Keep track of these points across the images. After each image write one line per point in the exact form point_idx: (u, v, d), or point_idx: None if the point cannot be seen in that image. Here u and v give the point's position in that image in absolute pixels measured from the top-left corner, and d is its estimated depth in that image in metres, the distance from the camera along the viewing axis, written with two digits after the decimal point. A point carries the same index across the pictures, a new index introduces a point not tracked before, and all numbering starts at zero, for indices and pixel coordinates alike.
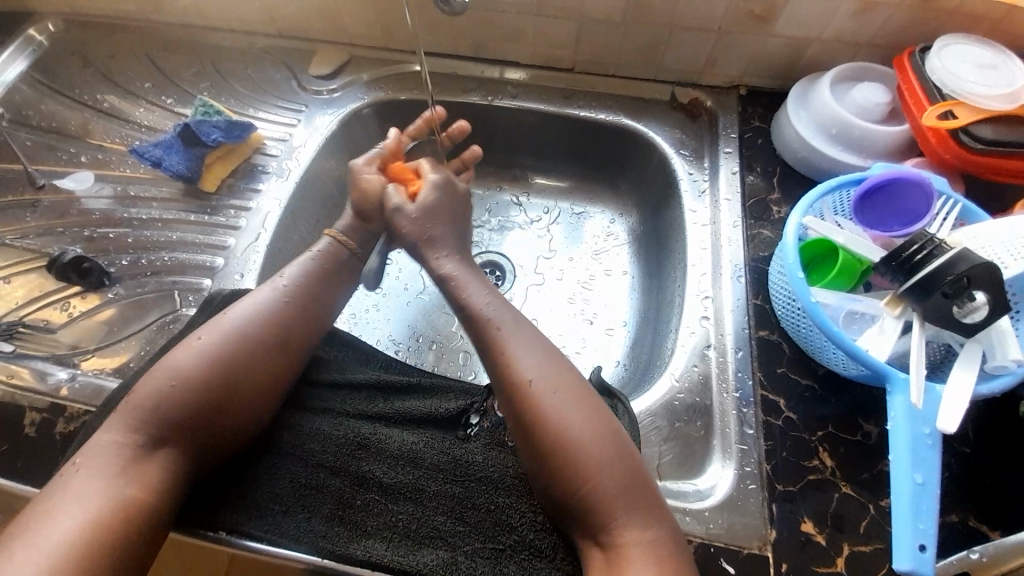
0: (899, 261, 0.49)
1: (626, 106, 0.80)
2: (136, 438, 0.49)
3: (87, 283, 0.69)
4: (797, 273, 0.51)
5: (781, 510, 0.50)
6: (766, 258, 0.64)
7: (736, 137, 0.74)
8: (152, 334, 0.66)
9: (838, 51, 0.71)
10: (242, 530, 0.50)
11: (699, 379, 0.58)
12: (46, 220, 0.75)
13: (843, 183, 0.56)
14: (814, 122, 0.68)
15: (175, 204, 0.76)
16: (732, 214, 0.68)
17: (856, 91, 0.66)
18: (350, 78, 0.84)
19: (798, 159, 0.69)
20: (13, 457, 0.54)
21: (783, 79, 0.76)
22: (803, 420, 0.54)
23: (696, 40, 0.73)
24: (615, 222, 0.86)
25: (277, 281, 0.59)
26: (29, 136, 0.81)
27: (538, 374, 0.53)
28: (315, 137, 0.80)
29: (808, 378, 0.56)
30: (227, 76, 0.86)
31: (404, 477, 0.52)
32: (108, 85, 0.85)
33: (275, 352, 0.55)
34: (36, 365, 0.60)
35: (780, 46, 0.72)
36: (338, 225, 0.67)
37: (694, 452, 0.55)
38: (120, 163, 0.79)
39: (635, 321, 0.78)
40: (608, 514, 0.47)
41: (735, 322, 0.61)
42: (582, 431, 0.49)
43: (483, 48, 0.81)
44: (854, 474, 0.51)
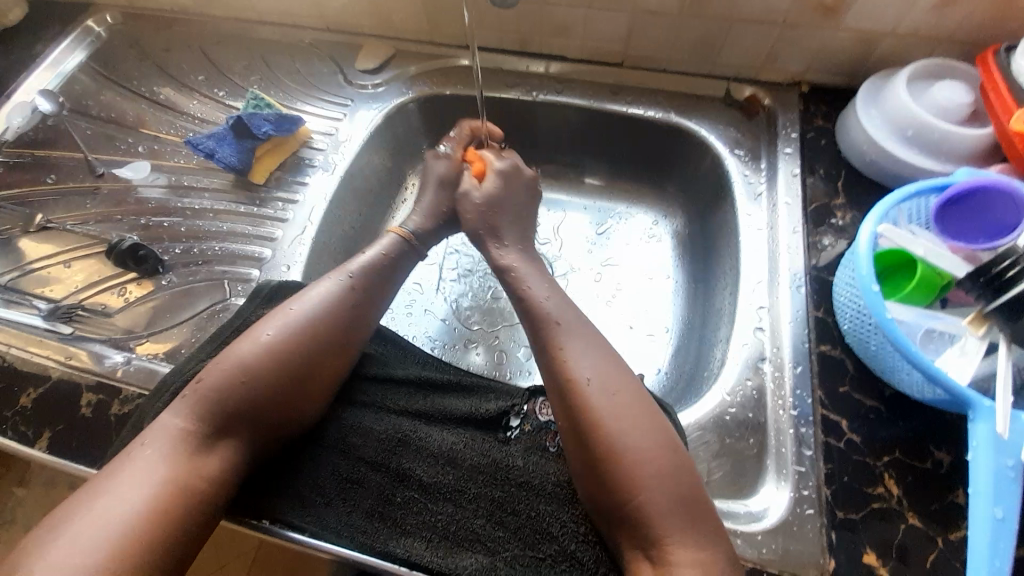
0: (987, 278, 0.47)
1: (677, 103, 0.77)
2: (187, 424, 0.50)
3: (142, 270, 0.71)
4: (870, 286, 0.47)
5: (841, 538, 0.47)
6: (828, 267, 0.60)
7: (797, 137, 0.70)
8: (202, 321, 0.68)
9: (914, 47, 0.66)
10: (285, 520, 0.50)
11: (752, 394, 0.55)
12: (105, 208, 0.78)
13: (923, 190, 0.52)
14: (887, 123, 0.63)
15: (225, 195, 0.78)
16: (792, 219, 0.64)
17: (935, 90, 0.61)
18: (395, 73, 0.84)
19: (866, 162, 0.65)
20: (70, 436, 0.57)
21: (850, 76, 0.72)
22: (866, 443, 0.51)
23: (757, 33, 0.69)
24: (658, 224, 0.83)
25: (339, 277, 0.59)
26: (89, 125, 0.84)
27: (590, 375, 0.51)
28: (360, 131, 0.81)
29: (873, 399, 0.52)
30: (276, 69, 0.87)
31: (444, 478, 0.52)
32: (164, 77, 0.87)
33: (336, 353, 0.56)
34: (94, 347, 0.63)
35: (850, 41, 0.67)
36: (408, 224, 0.68)
37: (745, 470, 0.52)
38: (174, 153, 0.82)
39: (678, 327, 0.75)
40: (660, 530, 0.44)
41: (794, 335, 0.57)
42: (632, 439, 0.47)
43: (529, 43, 0.80)
44: (921, 503, 0.48)
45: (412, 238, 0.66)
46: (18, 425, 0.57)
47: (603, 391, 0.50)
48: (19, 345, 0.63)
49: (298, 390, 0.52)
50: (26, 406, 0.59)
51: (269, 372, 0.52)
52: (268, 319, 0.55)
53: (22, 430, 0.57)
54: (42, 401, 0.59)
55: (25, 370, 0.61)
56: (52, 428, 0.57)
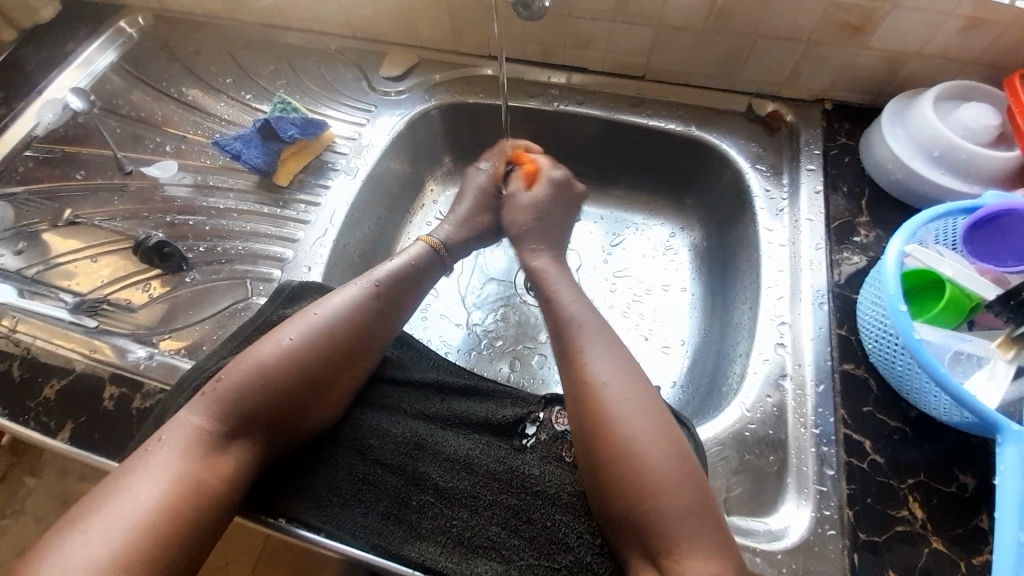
0: (1017, 302, 0.46)
1: (699, 117, 0.77)
2: (208, 419, 0.50)
3: (167, 267, 0.72)
4: (898, 305, 0.47)
5: (863, 560, 0.46)
6: (850, 285, 0.60)
7: (820, 153, 0.70)
8: (223, 318, 0.69)
9: (939, 67, 0.66)
10: (300, 519, 0.50)
11: (773, 410, 0.55)
12: (132, 205, 0.79)
13: (952, 211, 0.52)
14: (912, 142, 0.63)
15: (249, 196, 0.79)
16: (814, 236, 0.64)
17: (963, 110, 0.61)
18: (418, 80, 0.85)
19: (891, 181, 0.65)
20: (91, 429, 0.57)
21: (874, 95, 0.72)
22: (889, 465, 0.50)
23: (782, 50, 0.70)
24: (676, 236, 0.83)
25: (363, 282, 0.60)
26: (119, 124, 0.86)
27: (610, 380, 0.51)
28: (382, 137, 0.82)
29: (897, 420, 0.52)
30: (302, 74, 0.89)
31: (460, 483, 0.51)
32: (192, 79, 0.89)
33: (356, 358, 0.56)
34: (117, 342, 0.64)
35: (875, 60, 0.67)
36: (438, 233, 0.69)
37: (765, 488, 0.52)
38: (200, 154, 0.83)
39: (695, 341, 0.75)
40: (669, 540, 0.44)
41: (816, 352, 0.57)
42: (648, 446, 0.47)
43: (552, 54, 0.80)
44: (947, 527, 0.47)
45: (439, 247, 0.68)
46: (41, 415, 0.58)
47: (623, 398, 0.50)
48: (45, 337, 0.64)
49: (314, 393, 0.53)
50: (50, 397, 0.59)
51: (291, 375, 0.52)
52: (294, 319, 0.56)
53: (45, 421, 0.58)
54: (66, 392, 0.59)
55: (50, 362, 0.62)
56: (74, 420, 0.58)
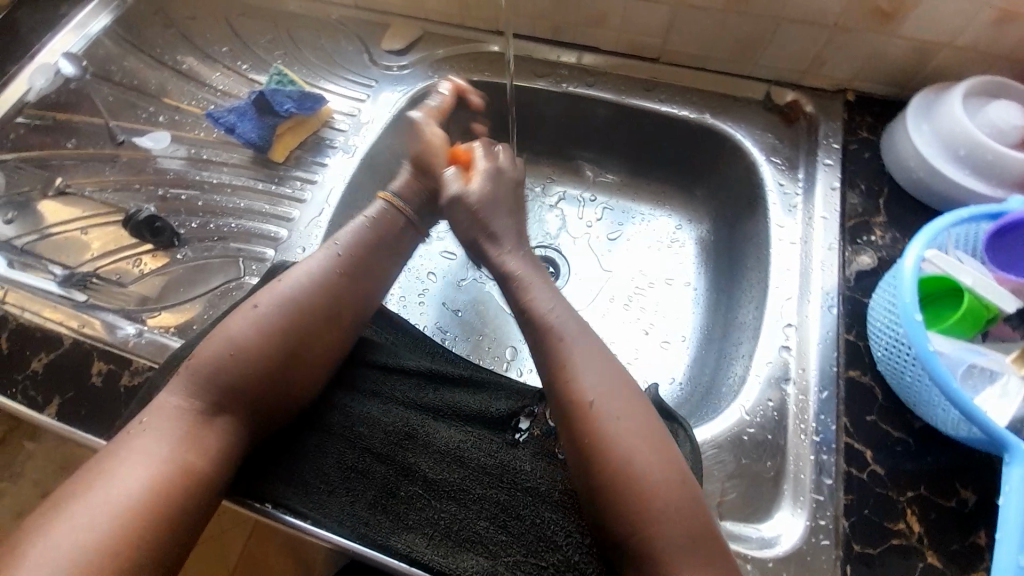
0: None
1: (713, 104, 0.74)
2: (194, 400, 0.49)
3: (158, 242, 0.71)
4: (914, 315, 0.45)
5: (855, 573, 0.45)
6: (862, 288, 0.58)
7: (839, 148, 0.67)
8: (214, 297, 0.67)
9: (972, 61, 0.63)
10: (287, 504, 0.49)
11: (773, 415, 0.53)
12: (124, 176, 0.77)
13: (977, 216, 0.49)
14: (936, 138, 0.60)
15: (244, 171, 0.77)
16: (827, 234, 0.62)
17: (994, 108, 0.57)
18: (422, 56, 0.82)
19: (911, 180, 0.62)
20: (78, 406, 0.56)
21: (899, 87, 0.68)
22: (890, 476, 0.48)
23: (805, 36, 0.66)
24: (682, 229, 0.81)
25: (332, 256, 0.58)
26: (111, 91, 0.83)
27: (599, 392, 0.49)
28: (383, 114, 0.79)
29: (900, 431, 0.50)
30: (302, 45, 0.85)
31: (450, 475, 0.50)
32: (189, 47, 0.86)
33: (325, 334, 0.54)
34: (107, 318, 0.62)
35: (904, 50, 0.64)
36: (393, 187, 0.65)
37: (761, 494, 0.50)
38: (194, 125, 0.80)
39: (697, 337, 0.73)
40: (662, 560, 0.44)
41: (821, 357, 0.55)
42: (643, 466, 0.46)
43: (564, 32, 0.76)
44: (944, 543, 0.46)
45: (409, 211, 0.64)
46: (29, 389, 0.57)
47: (616, 407, 0.49)
48: (34, 310, 0.62)
49: (282, 370, 0.52)
50: (38, 370, 0.58)
51: (259, 348, 0.51)
52: (261, 290, 0.55)
53: (33, 394, 0.57)
54: (54, 367, 0.58)
55: (38, 334, 0.61)
56: (62, 395, 0.57)
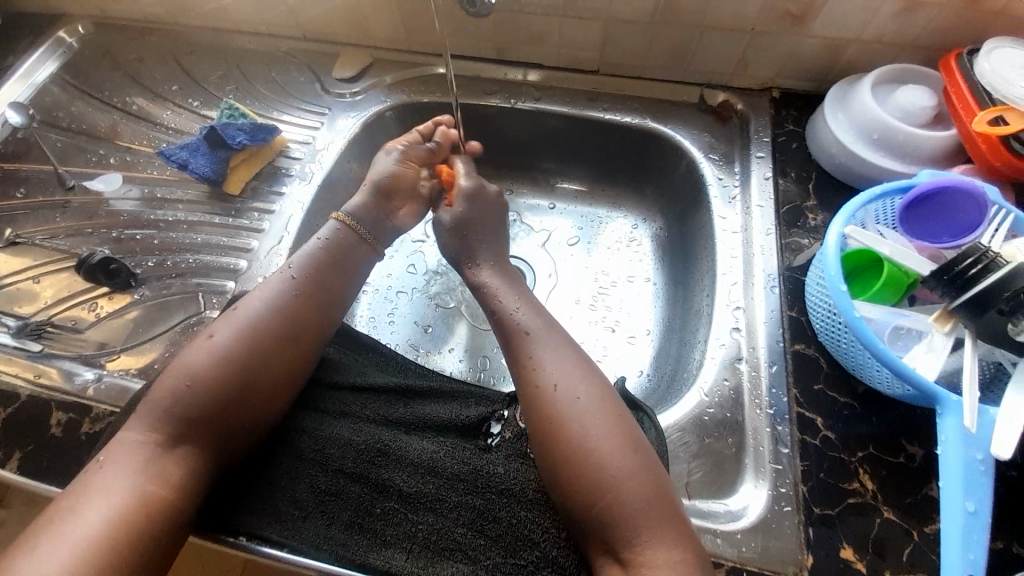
0: (950, 276, 0.47)
1: (652, 109, 0.78)
2: (159, 436, 0.49)
3: (114, 285, 0.70)
4: (839, 285, 0.49)
5: (818, 535, 0.47)
6: (801, 267, 0.62)
7: (769, 140, 0.72)
8: (177, 334, 0.66)
9: (878, 52, 0.68)
10: (262, 535, 0.49)
11: (729, 394, 0.56)
12: (76, 221, 0.76)
13: (888, 191, 0.54)
14: (852, 124, 0.65)
15: (200, 206, 0.77)
16: (765, 221, 0.66)
17: (900, 94, 0.63)
18: (373, 81, 0.84)
19: (835, 165, 0.67)
20: (38, 456, 0.55)
21: (818, 81, 0.74)
22: (841, 440, 0.51)
23: (728, 40, 0.71)
24: (638, 228, 0.84)
25: (293, 280, 0.59)
26: (59, 137, 0.82)
27: (563, 381, 0.53)
28: (338, 140, 0.80)
29: (846, 397, 0.54)
30: (253, 79, 0.86)
31: (425, 486, 0.51)
32: (137, 88, 0.86)
33: (286, 357, 0.55)
34: (64, 365, 0.61)
35: (816, 47, 0.69)
36: (348, 208, 0.66)
37: (725, 470, 0.53)
38: (147, 165, 0.80)
39: (660, 330, 0.76)
40: (631, 533, 0.45)
41: (769, 335, 0.58)
42: (604, 447, 0.48)
43: (507, 50, 0.80)
44: (896, 496, 0.49)
45: (364, 232, 0.65)
46: None
47: (579, 393, 0.52)
48: None
49: (246, 395, 0.52)
50: None
51: (218, 376, 0.51)
52: (220, 321, 0.55)
53: None
54: (10, 420, 0.57)
55: None
56: (20, 448, 0.55)
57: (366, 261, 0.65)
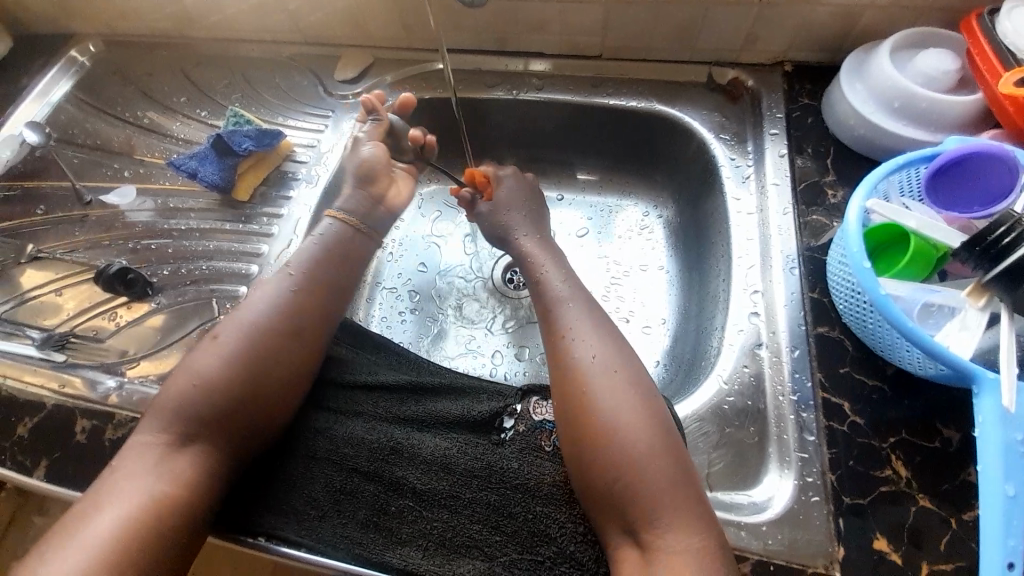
0: (984, 247, 0.44)
1: (659, 91, 0.76)
2: (176, 441, 0.50)
3: (133, 293, 0.71)
4: (862, 263, 0.46)
5: (849, 525, 0.45)
6: (821, 247, 0.59)
7: (782, 117, 0.69)
8: (193, 340, 0.67)
9: (897, 17, 0.65)
10: (279, 535, 0.49)
11: (750, 381, 0.54)
12: (94, 234, 0.78)
13: (912, 161, 0.51)
14: (870, 94, 0.62)
15: (211, 214, 0.78)
16: (782, 200, 0.63)
17: (920, 59, 0.59)
18: (374, 81, 0.84)
19: (854, 138, 0.64)
20: (66, 463, 0.56)
21: (833, 52, 0.70)
22: (871, 425, 0.49)
23: (735, 15, 0.68)
24: (650, 215, 0.82)
25: (305, 282, 0.59)
26: (76, 154, 0.84)
27: (598, 355, 0.52)
28: (342, 141, 0.80)
29: (875, 379, 0.51)
30: (257, 86, 0.87)
31: (439, 484, 0.50)
32: (147, 101, 0.88)
33: (294, 356, 0.55)
34: (87, 374, 0.63)
35: (830, 16, 0.66)
36: (339, 205, 0.68)
37: (748, 460, 0.51)
38: (160, 176, 0.82)
39: (675, 318, 0.74)
40: (650, 515, 0.44)
41: (790, 318, 0.56)
42: (631, 426, 0.47)
43: (507, 41, 0.79)
44: (932, 483, 0.46)
45: (358, 224, 0.66)
46: (16, 454, 0.57)
47: (611, 369, 0.51)
48: (14, 375, 0.63)
49: (256, 398, 0.52)
50: (24, 434, 0.58)
51: (228, 380, 0.51)
52: (225, 322, 0.55)
53: (21, 458, 0.57)
54: (38, 429, 0.58)
55: (20, 399, 0.61)
56: (49, 455, 0.57)
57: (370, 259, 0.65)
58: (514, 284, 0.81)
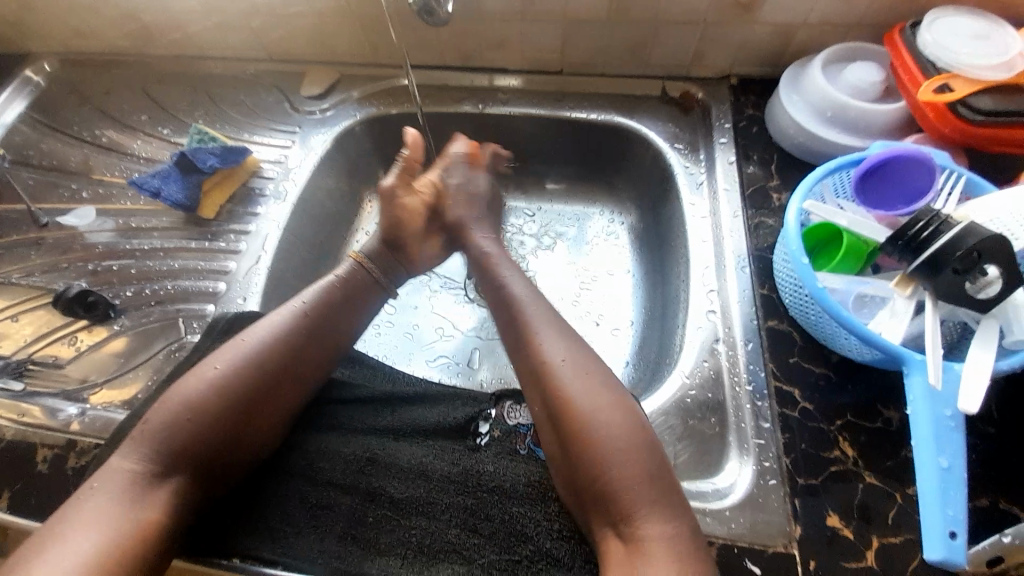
0: (905, 241, 0.49)
1: (617, 104, 0.80)
2: (145, 466, 0.49)
3: (93, 317, 0.69)
4: (801, 259, 0.50)
5: (804, 505, 0.48)
6: (769, 247, 0.63)
7: (730, 127, 0.74)
8: (160, 362, 0.66)
9: (827, 34, 0.70)
10: (254, 555, 0.49)
11: (709, 374, 0.58)
12: (51, 257, 0.76)
13: (842, 165, 0.56)
14: (807, 105, 0.67)
15: (176, 233, 0.77)
16: (732, 205, 0.67)
17: (849, 73, 0.65)
18: (341, 97, 0.85)
19: (795, 145, 0.69)
20: (25, 495, 0.54)
21: (772, 66, 0.76)
22: (820, 410, 0.53)
23: (682, 33, 0.73)
24: (614, 222, 0.86)
25: (284, 304, 0.59)
26: (30, 175, 0.82)
27: (565, 360, 0.53)
28: (310, 157, 0.81)
29: (821, 367, 0.55)
30: (222, 103, 0.87)
31: (416, 491, 0.51)
32: (106, 120, 0.86)
33: (287, 386, 0.55)
34: (48, 402, 0.61)
35: (768, 33, 0.71)
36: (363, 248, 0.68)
37: (710, 449, 0.54)
38: (121, 196, 0.80)
39: (641, 319, 0.77)
40: (628, 504, 0.46)
41: (743, 314, 0.60)
42: (605, 422, 0.49)
43: (472, 58, 0.81)
44: (878, 462, 0.50)
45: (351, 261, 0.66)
46: None
47: (576, 368, 0.53)
48: None
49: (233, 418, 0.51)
50: None
51: (204, 403, 0.51)
52: (220, 352, 0.54)
53: None
54: None
55: None
56: (9, 487, 0.54)
57: (374, 304, 0.65)
58: None
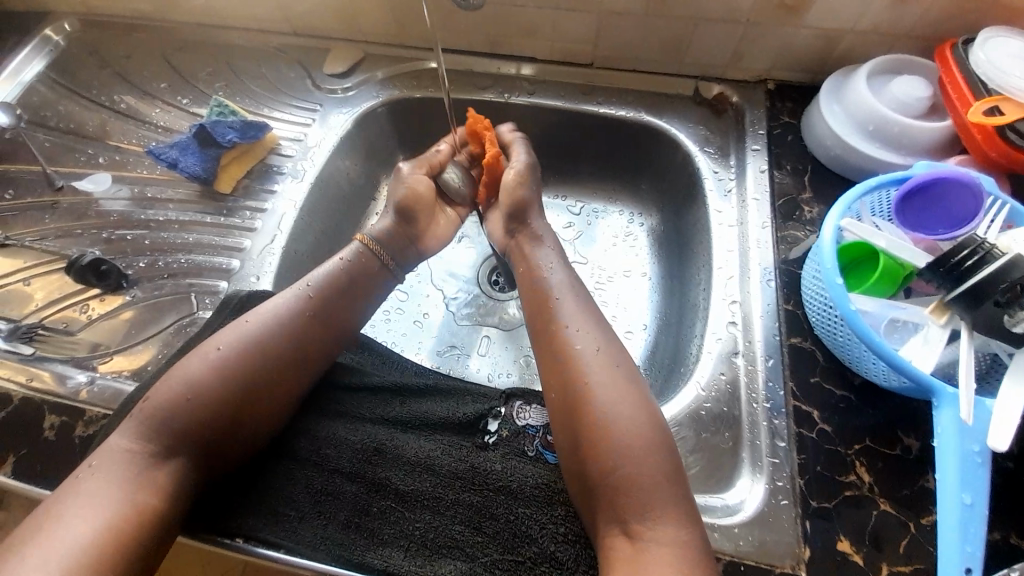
0: (946, 268, 0.47)
1: (647, 102, 0.78)
2: (152, 440, 0.49)
3: (105, 285, 0.69)
4: (835, 278, 0.49)
5: (815, 527, 0.47)
6: (796, 261, 0.62)
7: (764, 133, 0.71)
8: (169, 336, 0.66)
9: (874, 43, 0.68)
10: (257, 537, 0.48)
11: (726, 388, 0.57)
12: (65, 222, 0.75)
13: (884, 183, 0.54)
14: (847, 116, 0.65)
15: (191, 206, 0.76)
16: (760, 214, 0.66)
17: (894, 85, 0.63)
18: (364, 77, 0.83)
19: (830, 157, 0.67)
20: (31, 460, 0.54)
21: (812, 72, 0.73)
22: (837, 432, 0.52)
23: (722, 32, 0.70)
24: (634, 223, 0.84)
25: (299, 286, 0.59)
26: (48, 137, 0.81)
27: (590, 350, 0.53)
28: (330, 137, 0.79)
29: (842, 388, 0.54)
30: (243, 76, 0.85)
31: (422, 485, 0.51)
32: (126, 85, 0.85)
33: (294, 365, 0.54)
34: (57, 368, 0.60)
35: (812, 38, 0.68)
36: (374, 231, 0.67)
37: (722, 464, 0.53)
38: (137, 164, 0.79)
39: (656, 324, 0.76)
40: (642, 503, 0.45)
41: (765, 328, 0.59)
42: (624, 420, 0.48)
43: (500, 44, 0.79)
44: (894, 491, 0.49)
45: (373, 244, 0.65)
46: None
47: (601, 361, 0.52)
48: None
49: (246, 412, 0.51)
50: None
51: (216, 379, 0.51)
52: (224, 333, 0.54)
53: None
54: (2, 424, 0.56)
55: None
56: (15, 452, 0.54)
57: (382, 287, 0.64)
58: (499, 286, 0.82)
